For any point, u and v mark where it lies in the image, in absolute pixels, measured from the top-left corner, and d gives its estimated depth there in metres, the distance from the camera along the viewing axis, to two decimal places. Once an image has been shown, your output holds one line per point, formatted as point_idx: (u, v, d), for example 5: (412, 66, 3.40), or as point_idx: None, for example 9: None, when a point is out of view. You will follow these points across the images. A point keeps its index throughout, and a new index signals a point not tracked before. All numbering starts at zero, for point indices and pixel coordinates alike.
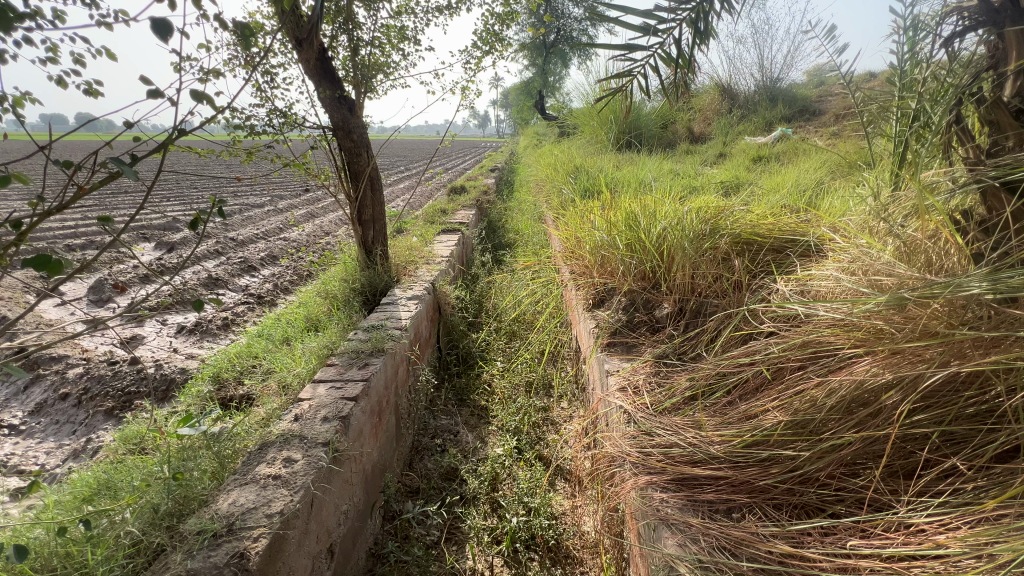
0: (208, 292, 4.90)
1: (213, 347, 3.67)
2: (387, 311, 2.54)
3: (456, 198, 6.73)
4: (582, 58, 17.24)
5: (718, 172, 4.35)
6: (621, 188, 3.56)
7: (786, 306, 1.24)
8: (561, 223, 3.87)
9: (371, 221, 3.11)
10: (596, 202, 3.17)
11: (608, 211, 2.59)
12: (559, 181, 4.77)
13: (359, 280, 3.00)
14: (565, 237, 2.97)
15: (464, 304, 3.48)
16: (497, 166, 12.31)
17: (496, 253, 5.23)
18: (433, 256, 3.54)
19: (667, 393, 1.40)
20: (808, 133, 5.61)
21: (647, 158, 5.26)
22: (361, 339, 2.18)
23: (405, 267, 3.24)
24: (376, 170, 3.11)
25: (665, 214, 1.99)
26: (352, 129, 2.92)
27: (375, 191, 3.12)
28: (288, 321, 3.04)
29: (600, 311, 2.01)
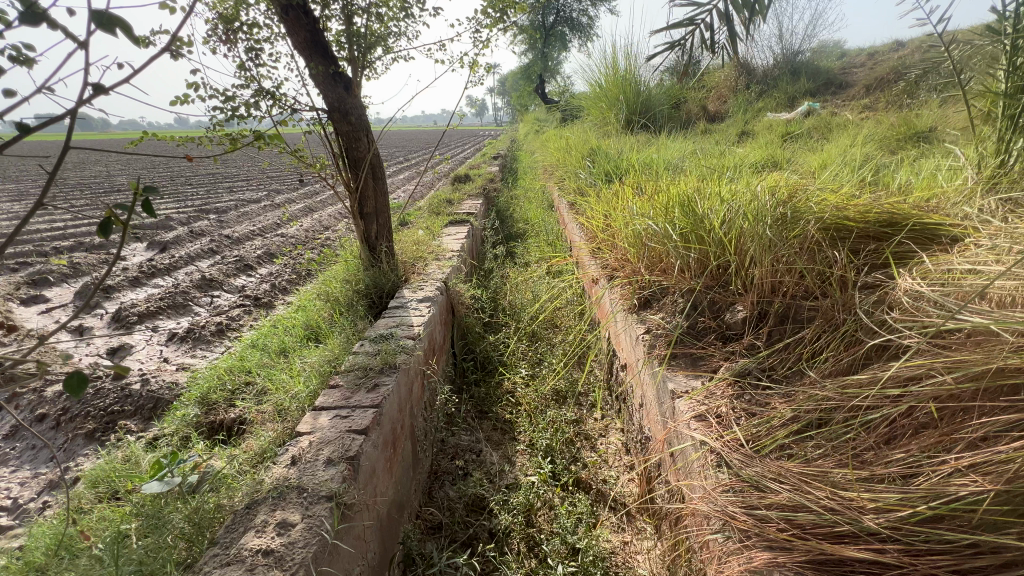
0: (201, 295, 4.60)
1: (206, 356, 3.38)
2: (398, 317, 2.23)
3: (460, 188, 6.39)
4: (583, 40, 16.74)
5: (749, 150, 4.01)
6: (650, 171, 3.23)
7: (958, 320, 0.94)
8: (581, 210, 3.53)
9: (374, 214, 2.78)
10: (625, 187, 2.84)
11: (647, 196, 2.26)
12: (573, 165, 4.42)
13: (363, 280, 2.68)
14: (592, 226, 2.64)
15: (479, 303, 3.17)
16: (499, 154, 11.94)
17: (507, 245, 4.90)
18: (443, 251, 3.22)
19: (765, 426, 1.09)
20: (837, 107, 5.23)
21: (666, 139, 4.91)
22: (369, 353, 1.87)
23: (414, 265, 2.92)
24: (377, 158, 2.78)
25: (727, 197, 1.67)
26: (349, 110, 2.58)
27: (378, 182, 2.79)
28: (285, 328, 2.73)
29: (651, 315, 1.70)
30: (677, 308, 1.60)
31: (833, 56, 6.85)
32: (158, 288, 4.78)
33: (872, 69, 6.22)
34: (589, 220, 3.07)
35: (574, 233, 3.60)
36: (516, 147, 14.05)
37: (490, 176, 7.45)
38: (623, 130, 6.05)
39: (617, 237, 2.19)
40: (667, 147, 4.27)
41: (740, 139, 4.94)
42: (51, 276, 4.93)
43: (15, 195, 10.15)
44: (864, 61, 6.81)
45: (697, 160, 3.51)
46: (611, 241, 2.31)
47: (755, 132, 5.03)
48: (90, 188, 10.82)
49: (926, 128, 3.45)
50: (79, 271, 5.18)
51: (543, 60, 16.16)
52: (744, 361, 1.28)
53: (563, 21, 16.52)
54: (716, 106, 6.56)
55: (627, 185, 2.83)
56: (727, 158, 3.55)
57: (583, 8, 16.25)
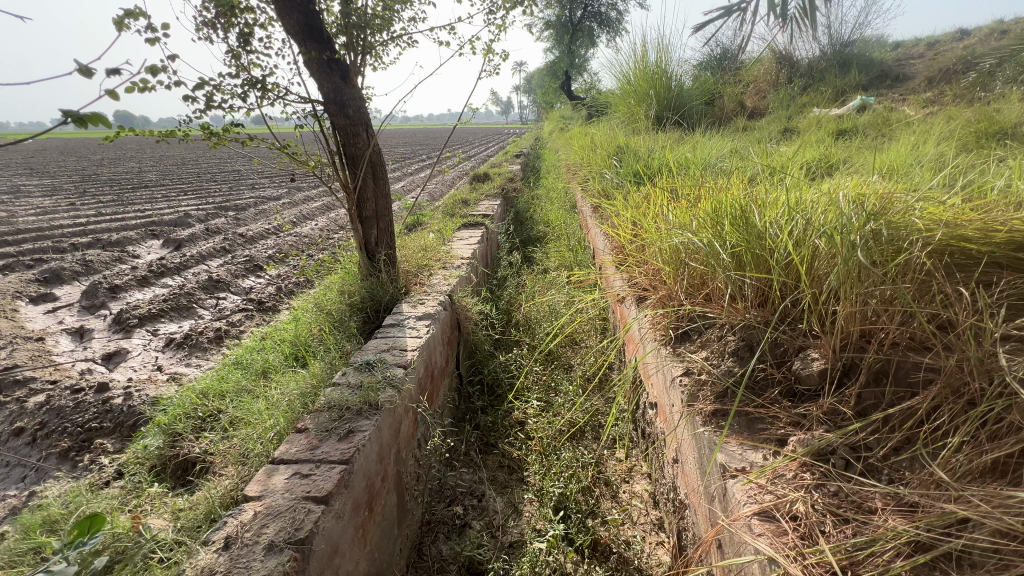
0: (207, 296, 4.44)
1: (200, 365, 3.19)
2: (392, 338, 1.94)
3: (478, 187, 6.10)
4: (611, 36, 16.24)
5: (796, 149, 3.59)
6: (685, 172, 2.86)
7: None
8: (609, 215, 3.18)
9: (374, 217, 2.51)
10: (660, 192, 2.49)
11: (687, 204, 1.91)
12: (598, 165, 4.07)
13: (359, 291, 2.40)
14: (619, 236, 2.30)
15: (490, 318, 2.87)
16: (521, 153, 11.61)
17: (524, 249, 4.59)
18: (451, 258, 2.93)
19: (868, 550, 0.76)
20: (894, 102, 4.71)
21: (701, 137, 4.50)
22: (350, 385, 1.59)
23: (417, 274, 2.64)
24: (379, 156, 2.51)
25: (795, 208, 1.32)
26: (347, 102, 2.31)
27: (381, 182, 2.51)
28: (274, 342, 2.49)
29: (692, 352, 1.36)
30: (727, 348, 1.26)
31: (886, 47, 6.27)
32: (166, 288, 4.66)
33: (932, 62, 5.64)
34: (616, 228, 2.72)
35: (598, 242, 3.26)
36: (539, 146, 13.72)
37: (511, 175, 7.13)
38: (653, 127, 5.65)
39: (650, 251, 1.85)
40: (703, 146, 3.87)
41: (783, 137, 4.50)
42: (62, 272, 4.87)
43: (48, 189, 10.40)
44: (922, 53, 6.22)
45: (739, 162, 3.12)
46: (641, 255, 1.97)
47: (801, 130, 4.57)
48: (119, 184, 11.00)
49: (1011, 125, 2.98)
50: (91, 268, 5.11)
51: (569, 57, 15.77)
52: (827, 436, 0.94)
53: (590, 16, 16.10)
54: (754, 102, 6.09)
55: (661, 190, 2.48)
56: (774, 159, 3.15)
57: (613, 3, 15.77)
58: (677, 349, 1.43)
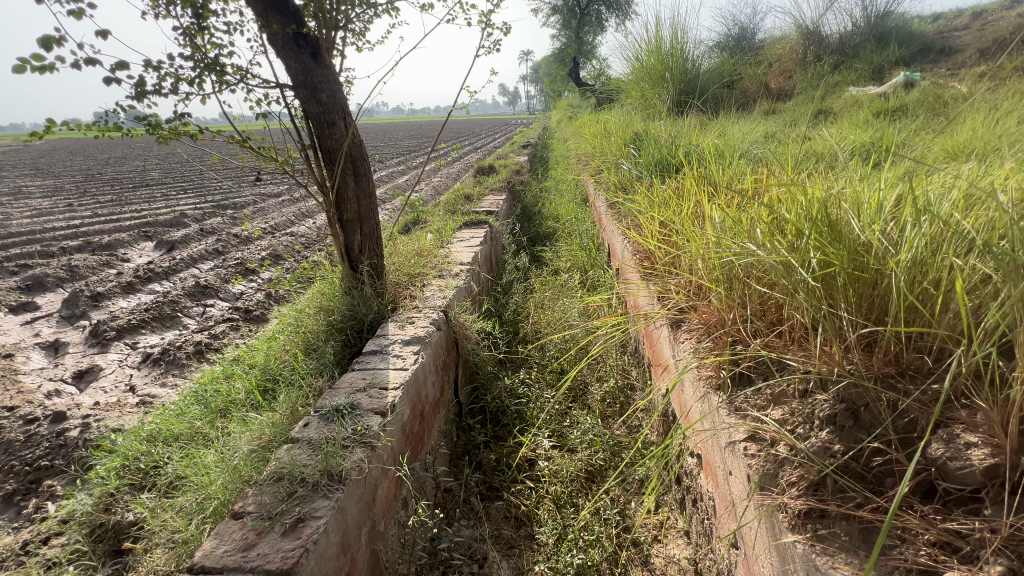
0: (193, 304, 4.15)
1: (175, 385, 2.89)
2: (372, 370, 1.61)
3: (483, 181, 5.71)
4: (621, 20, 15.64)
5: (839, 133, 3.17)
6: (718, 161, 2.46)
7: None
8: (629, 211, 2.79)
9: (357, 221, 2.16)
10: (695, 187, 2.10)
11: (736, 204, 1.53)
12: (613, 154, 3.67)
13: (339, 308, 2.06)
14: (647, 239, 1.94)
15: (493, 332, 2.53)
16: (529, 143, 11.20)
17: (532, 248, 4.23)
18: (449, 263, 2.58)
19: None
20: (943, 77, 4.23)
21: (727, 122, 4.08)
22: (310, 442, 1.25)
23: (409, 284, 2.30)
24: (362, 149, 2.15)
25: (912, 211, 0.94)
26: (319, 86, 1.95)
27: (364, 181, 2.15)
28: (245, 365, 2.17)
29: (762, 410, 1.00)
30: (817, 409, 0.90)
31: (927, 19, 5.73)
32: (151, 294, 4.38)
33: (980, 34, 5.12)
34: (641, 228, 2.34)
35: (616, 243, 2.89)
36: (547, 136, 13.27)
37: (518, 167, 6.74)
38: (671, 112, 5.22)
39: (693, 262, 1.48)
40: (732, 131, 3.46)
41: (818, 120, 4.05)
42: (44, 279, 4.60)
43: (48, 190, 10.20)
44: (966, 26, 5.70)
45: (779, 150, 2.72)
46: (678, 265, 1.60)
47: (838, 111, 4.12)
48: (120, 183, 10.78)
49: None
50: (76, 274, 4.84)
51: (577, 43, 15.23)
52: None
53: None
54: (780, 82, 5.62)
55: (694, 184, 2.09)
56: (819, 144, 2.73)
57: None
58: (736, 402, 1.08)
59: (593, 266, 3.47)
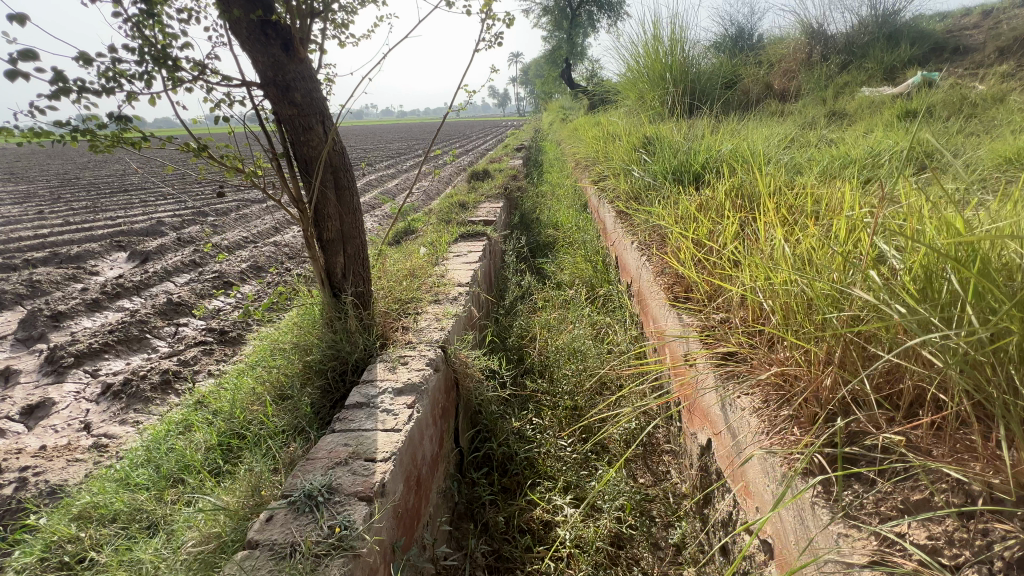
0: (164, 323, 3.80)
1: (137, 423, 2.55)
2: (355, 434, 1.30)
3: (477, 186, 5.41)
4: (614, 20, 15.45)
5: (866, 136, 2.94)
6: (747, 169, 2.20)
7: None
8: (646, 224, 2.51)
9: (339, 240, 1.86)
10: (730, 201, 1.83)
11: (802, 228, 1.26)
12: (620, 160, 3.40)
13: (319, 343, 1.76)
14: (682, 260, 1.67)
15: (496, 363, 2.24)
16: (521, 145, 10.94)
17: (533, 260, 3.94)
18: (445, 285, 2.29)
19: None
20: (961, 77, 4.04)
21: (741, 124, 3.83)
22: (273, 548, 0.96)
23: (401, 312, 2.00)
24: (345, 158, 1.86)
25: None
26: (293, 84, 1.65)
27: (346, 194, 1.85)
28: (209, 411, 1.84)
29: (891, 527, 0.73)
30: (997, 548, 0.63)
31: (934, 18, 5.56)
32: (119, 313, 4.02)
33: (994, 32, 4.95)
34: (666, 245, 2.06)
35: (630, 258, 2.62)
36: (540, 138, 13.02)
37: (513, 171, 6.45)
38: (675, 114, 4.97)
39: (755, 299, 1.20)
40: (748, 134, 3.21)
41: (835, 122, 3.83)
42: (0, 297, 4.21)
43: (19, 196, 9.68)
44: (975, 25, 5.55)
45: (810, 155, 2.46)
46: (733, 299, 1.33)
47: (856, 112, 3.89)
48: (96, 188, 10.30)
49: None
50: (37, 290, 4.45)
51: (570, 44, 15.01)
52: None
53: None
54: (787, 82, 5.41)
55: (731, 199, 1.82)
56: (853, 148, 2.49)
57: None
58: (841, 501, 0.80)
59: (601, 282, 3.18)
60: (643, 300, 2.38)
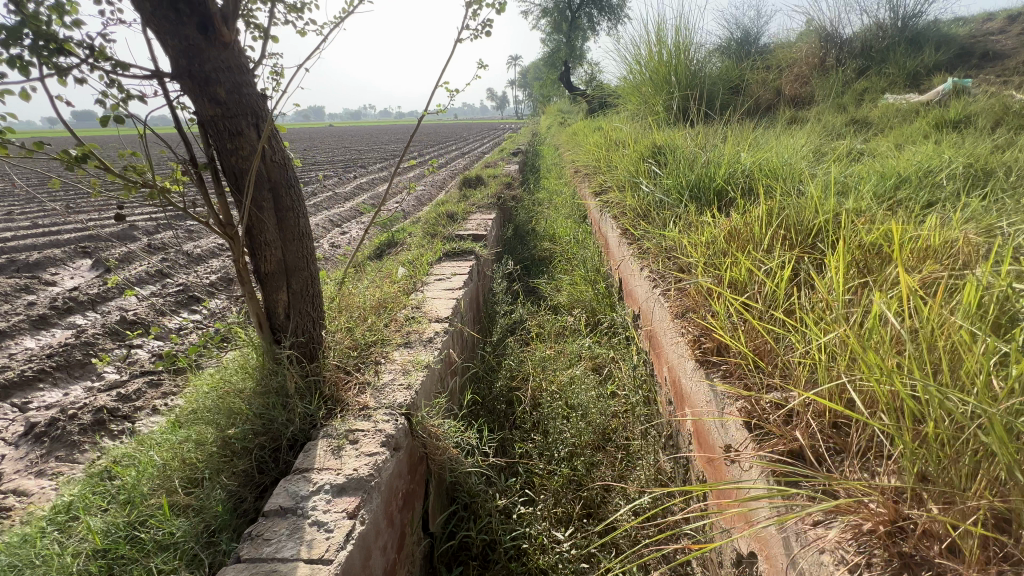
0: (114, 345, 3.39)
1: (54, 477, 2.14)
2: (268, 569, 0.92)
3: (468, 194, 5.04)
4: (614, 23, 15.15)
5: (905, 149, 2.59)
6: (781, 189, 1.85)
7: None
8: (659, 247, 2.14)
9: (282, 273, 1.48)
10: (775, 232, 1.46)
11: (915, 293, 0.88)
12: (626, 171, 3.04)
13: (249, 406, 1.37)
14: (720, 313, 1.31)
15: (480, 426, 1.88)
16: (518, 149, 10.60)
17: (527, 279, 3.57)
18: (420, 321, 1.92)
19: None
20: (996, 84, 3.71)
21: (759, 131, 3.48)
22: None
23: (362, 359, 1.63)
24: (290, 172, 1.47)
25: None
26: (214, 76, 1.27)
27: (290, 217, 1.47)
28: (112, 489, 1.45)
29: None
30: None
31: (956, 21, 5.25)
32: (66, 332, 3.60)
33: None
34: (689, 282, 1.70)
35: (638, 285, 2.25)
36: (538, 141, 12.66)
37: (508, 178, 6.10)
38: (682, 120, 4.64)
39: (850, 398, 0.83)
40: (770, 144, 2.87)
41: (861, 131, 3.49)
42: None
43: None
44: (999, 31, 5.27)
45: (853, 172, 2.11)
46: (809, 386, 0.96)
47: (885, 120, 3.56)
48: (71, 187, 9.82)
49: None
50: None
51: (569, 46, 14.71)
52: None
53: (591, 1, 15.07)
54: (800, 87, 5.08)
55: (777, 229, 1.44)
56: (903, 162, 2.15)
57: None
58: None
59: (603, 309, 2.82)
60: (655, 338, 2.01)
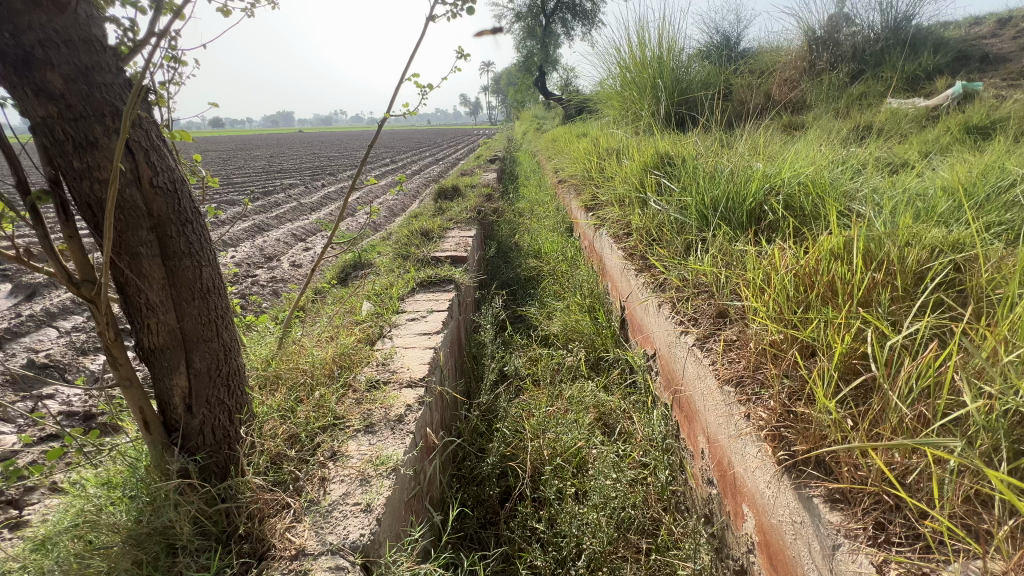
0: (15, 397, 2.77)
1: None
2: None
3: (445, 207, 4.60)
4: (589, 27, 14.98)
5: (946, 158, 2.28)
6: (843, 214, 1.48)
7: None
8: (685, 281, 1.74)
9: (178, 348, 1.00)
10: (874, 278, 1.07)
11: None
12: (627, 184, 2.66)
13: (113, 565, 0.86)
14: (829, 407, 0.90)
15: (475, 548, 1.50)
16: (495, 156, 10.21)
17: (514, 305, 3.15)
18: (388, 388, 1.46)
19: None
20: (1006, 87, 3.50)
21: (767, 137, 3.16)
22: None
23: (306, 458, 1.16)
24: (187, 202, 1.00)
25: None
26: (36, 55, 0.79)
27: (185, 267, 0.99)
28: None
29: None
30: None
31: (945, 25, 5.12)
32: None
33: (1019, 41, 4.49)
34: (743, 339, 1.31)
35: (654, 324, 1.84)
36: (515, 148, 12.30)
37: (488, 188, 5.69)
38: (675, 126, 4.32)
39: None
40: (790, 152, 2.52)
41: (874, 137, 3.21)
42: None
43: None
44: (986, 35, 5.17)
45: (910, 185, 1.76)
46: None
47: (898, 125, 3.30)
48: None
49: None
50: None
51: (544, 50, 14.47)
52: None
53: (565, 6, 14.88)
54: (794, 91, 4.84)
55: (877, 275, 1.05)
56: (965, 172, 1.82)
57: None
58: None
59: (607, 345, 2.41)
60: (684, 394, 1.61)
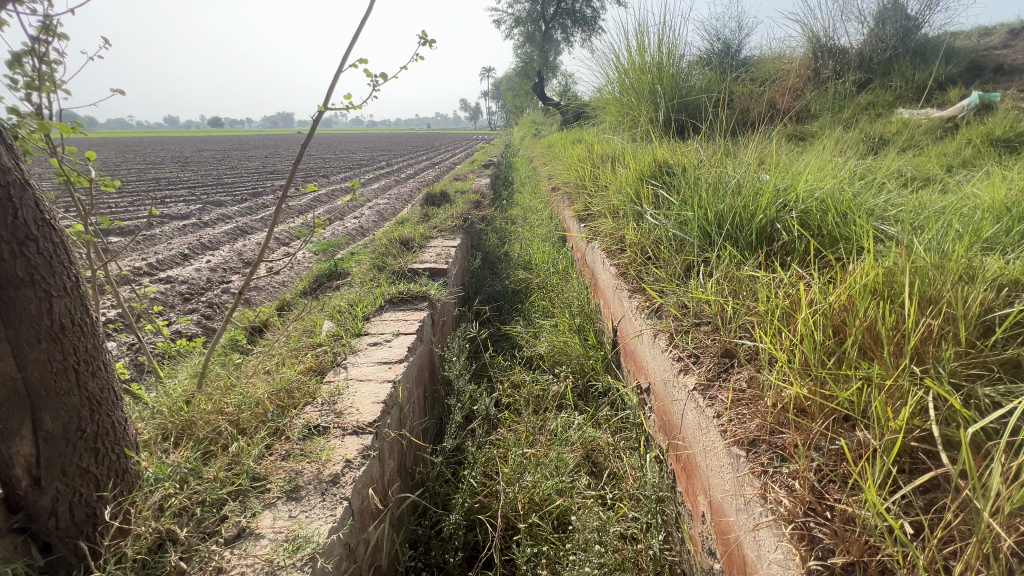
0: None
1: None
2: None
3: (432, 213, 4.37)
4: (588, 34, 14.88)
5: (973, 172, 2.07)
6: (873, 237, 1.26)
7: None
8: (685, 309, 1.51)
9: (19, 406, 0.76)
10: (930, 325, 0.83)
11: None
12: (621, 195, 2.44)
13: None
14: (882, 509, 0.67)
15: None
16: (490, 161, 10.03)
17: (499, 322, 2.91)
18: (330, 435, 1.22)
19: None
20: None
21: (773, 145, 2.95)
22: None
23: (208, 536, 0.92)
24: (31, 213, 0.76)
25: None
26: None
27: (26, 298, 0.75)
28: None
29: None
30: None
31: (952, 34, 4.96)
32: None
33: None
34: (756, 390, 1.08)
35: (648, 355, 1.61)
36: (511, 153, 12.13)
37: (479, 194, 5.47)
38: (675, 133, 4.12)
39: None
40: (800, 162, 2.31)
41: (886, 147, 3.01)
42: None
43: None
44: (995, 46, 5.01)
45: (943, 202, 1.55)
46: None
47: (911, 136, 3.10)
48: None
49: None
50: None
51: (542, 56, 14.37)
52: None
53: (564, 12, 14.79)
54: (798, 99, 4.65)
55: (935, 323, 0.82)
56: (1004, 188, 1.60)
57: None
58: None
59: (597, 372, 2.17)
60: (681, 443, 1.38)
